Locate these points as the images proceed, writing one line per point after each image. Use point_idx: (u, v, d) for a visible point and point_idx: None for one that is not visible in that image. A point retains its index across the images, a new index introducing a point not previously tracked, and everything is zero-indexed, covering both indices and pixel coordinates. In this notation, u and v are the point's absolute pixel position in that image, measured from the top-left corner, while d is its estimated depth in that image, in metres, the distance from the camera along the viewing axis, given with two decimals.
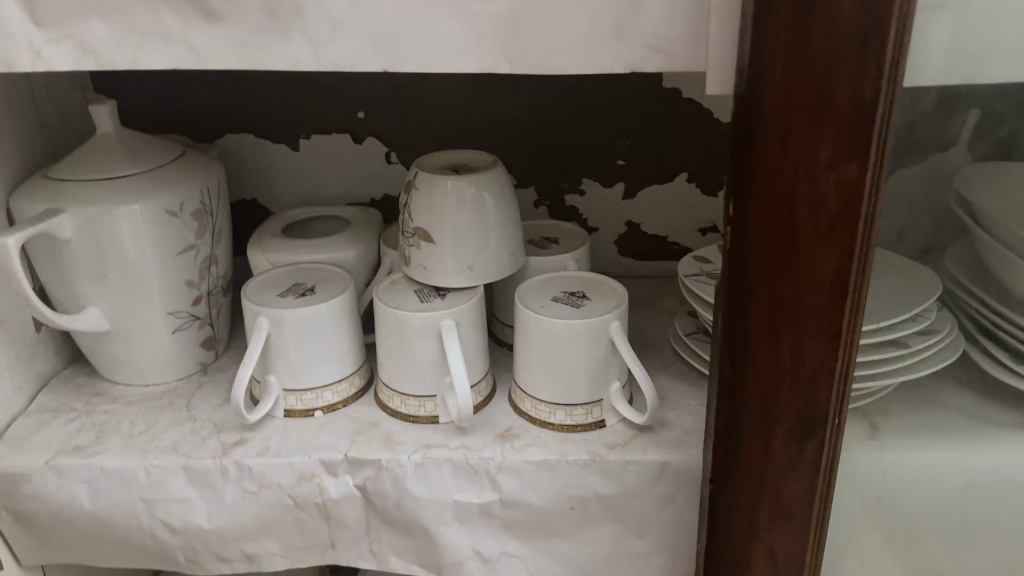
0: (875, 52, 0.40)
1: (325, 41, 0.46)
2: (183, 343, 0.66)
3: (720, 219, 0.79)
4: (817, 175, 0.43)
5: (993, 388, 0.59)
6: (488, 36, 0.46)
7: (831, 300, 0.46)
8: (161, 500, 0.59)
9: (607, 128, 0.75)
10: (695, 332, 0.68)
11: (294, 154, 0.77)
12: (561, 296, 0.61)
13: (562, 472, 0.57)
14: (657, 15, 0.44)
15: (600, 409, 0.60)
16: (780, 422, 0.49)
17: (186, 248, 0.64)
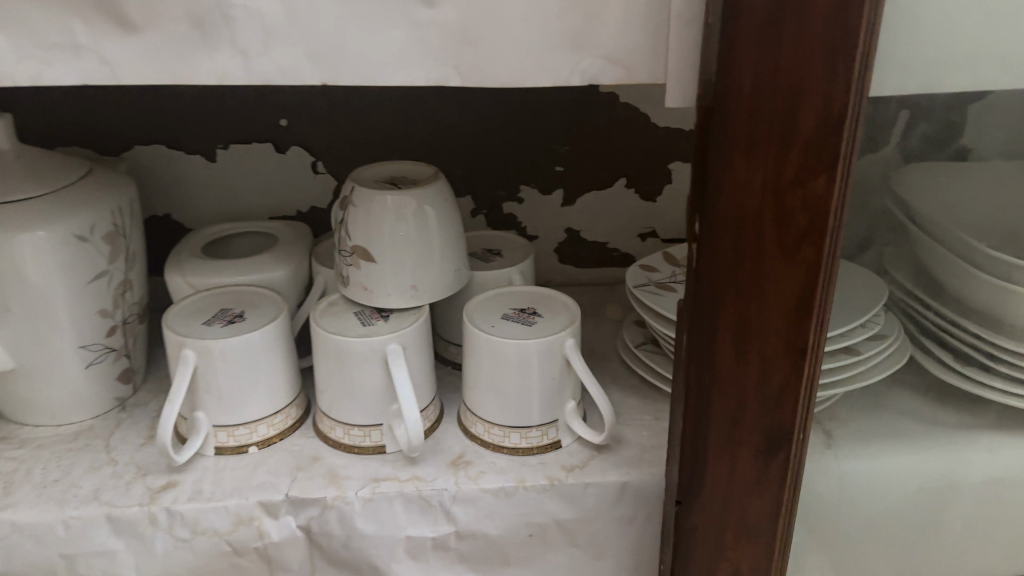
0: (846, 64, 0.38)
1: (257, 53, 0.42)
2: (97, 378, 0.61)
3: (660, 223, 0.78)
4: (785, 191, 0.41)
5: (941, 391, 0.59)
6: (436, 47, 0.43)
7: (798, 316, 0.45)
8: (83, 554, 0.54)
9: (544, 134, 0.73)
10: (644, 343, 0.66)
11: (211, 165, 0.72)
12: (512, 314, 0.58)
13: (519, 500, 0.55)
14: (616, 26, 0.42)
15: (555, 430, 0.57)
16: (746, 440, 0.48)
17: (99, 274, 0.58)
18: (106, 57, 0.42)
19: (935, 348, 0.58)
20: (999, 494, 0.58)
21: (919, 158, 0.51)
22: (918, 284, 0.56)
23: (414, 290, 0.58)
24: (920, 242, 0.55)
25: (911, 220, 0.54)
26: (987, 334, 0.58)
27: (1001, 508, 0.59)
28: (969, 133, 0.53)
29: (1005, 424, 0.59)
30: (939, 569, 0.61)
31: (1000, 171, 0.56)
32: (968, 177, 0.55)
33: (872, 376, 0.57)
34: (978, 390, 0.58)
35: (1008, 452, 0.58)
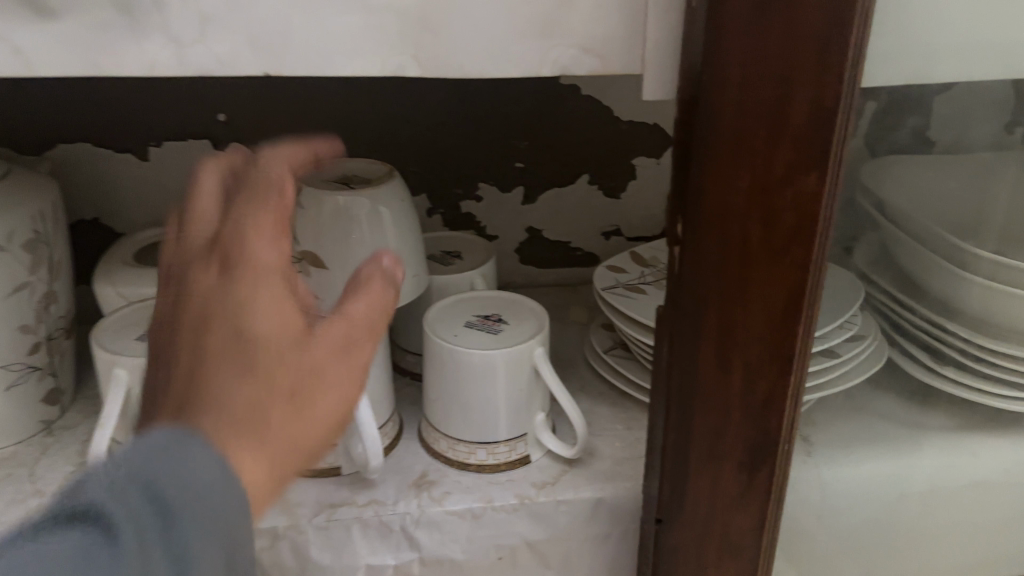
0: (838, 52, 0.35)
1: (191, 41, 0.38)
2: (20, 400, 0.55)
3: (624, 220, 0.75)
4: (773, 190, 0.38)
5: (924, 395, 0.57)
6: (393, 34, 0.39)
7: (785, 323, 0.41)
8: None
9: (502, 129, 0.69)
10: (613, 347, 0.63)
11: (143, 164, 0.67)
12: (475, 321, 0.55)
13: (488, 521, 0.51)
14: (590, 12, 0.39)
15: (524, 444, 0.54)
16: (729, 455, 0.45)
17: (19, 287, 0.53)
18: (17, 46, 0.37)
19: (919, 347, 0.57)
20: (979, 497, 0.57)
21: (904, 151, 0.49)
22: (894, 286, 0.55)
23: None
24: (900, 238, 0.53)
25: (892, 217, 0.52)
26: (970, 334, 0.56)
27: (980, 511, 0.57)
28: (954, 126, 0.50)
29: (985, 425, 0.57)
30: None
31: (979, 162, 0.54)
32: (940, 170, 0.53)
33: (853, 379, 0.55)
34: (962, 392, 0.57)
35: (989, 454, 0.56)
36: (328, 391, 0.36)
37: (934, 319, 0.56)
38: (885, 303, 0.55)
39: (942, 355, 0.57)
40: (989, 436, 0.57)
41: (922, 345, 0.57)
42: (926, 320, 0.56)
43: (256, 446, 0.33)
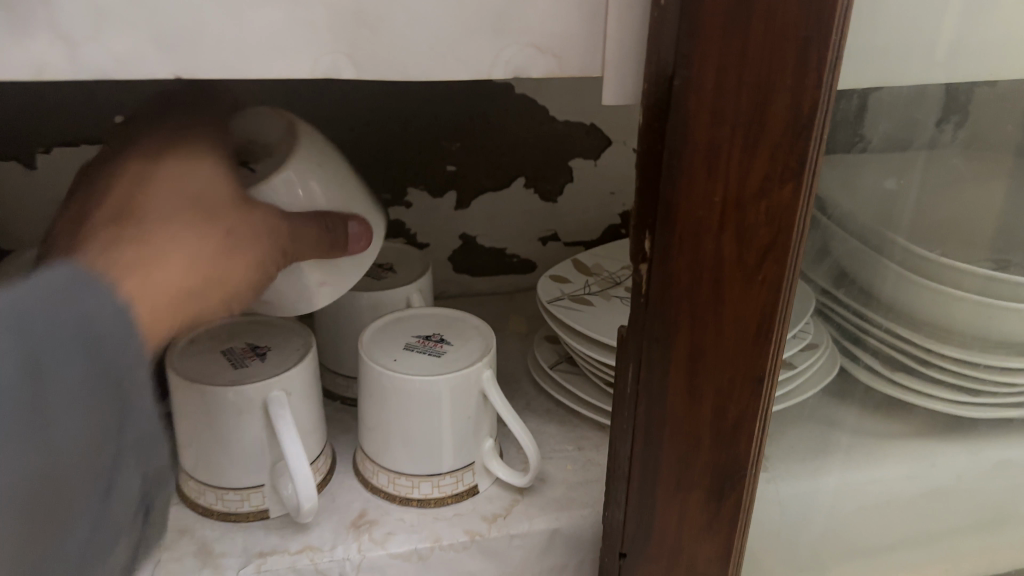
0: (817, 54, 0.32)
1: (84, 38, 0.32)
2: None
3: (561, 225, 0.72)
4: (746, 203, 0.35)
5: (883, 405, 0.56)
6: (325, 31, 0.34)
7: (755, 341, 0.38)
8: None
9: (432, 130, 0.65)
10: (558, 362, 0.60)
11: (30, 172, 0.59)
12: (414, 342, 0.50)
13: (435, 562, 0.47)
14: (546, 8, 0.35)
15: (471, 474, 0.50)
16: (694, 481, 0.42)
17: None
18: None
19: (882, 365, 0.54)
20: (933, 506, 0.56)
21: (876, 159, 0.46)
22: (861, 300, 0.51)
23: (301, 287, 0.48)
24: (866, 258, 0.50)
25: (858, 237, 0.48)
26: (934, 344, 0.54)
27: (934, 520, 0.56)
28: (919, 129, 0.48)
29: (939, 433, 0.56)
30: None
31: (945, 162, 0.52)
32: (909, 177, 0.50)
33: (812, 390, 0.52)
34: (928, 400, 0.55)
35: (944, 462, 0.55)
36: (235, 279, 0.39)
37: (899, 333, 0.53)
38: (853, 319, 0.52)
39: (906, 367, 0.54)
40: (942, 443, 0.56)
41: (883, 358, 0.54)
42: (887, 333, 0.53)
43: (178, 261, 0.37)
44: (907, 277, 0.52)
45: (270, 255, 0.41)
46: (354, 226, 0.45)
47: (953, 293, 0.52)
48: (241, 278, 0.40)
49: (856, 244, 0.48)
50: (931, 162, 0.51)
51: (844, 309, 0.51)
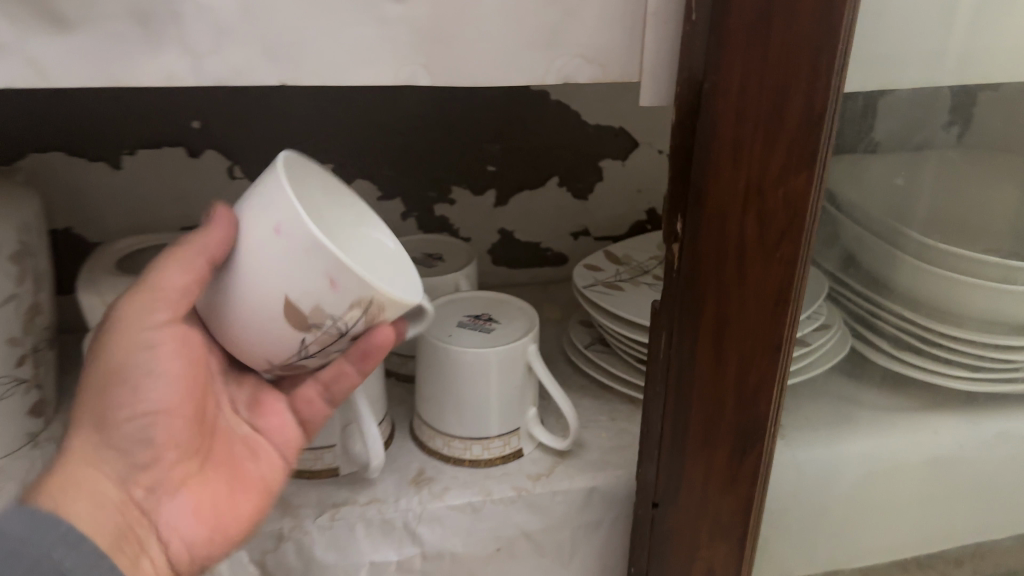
0: (826, 62, 0.37)
1: (207, 52, 0.39)
2: (7, 413, 0.55)
3: (591, 221, 0.78)
4: (766, 189, 0.40)
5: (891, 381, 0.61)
6: (405, 45, 0.40)
7: (774, 313, 0.43)
8: None
9: (475, 133, 0.71)
10: (592, 343, 0.65)
11: (115, 172, 0.66)
12: (466, 321, 0.56)
13: (486, 514, 0.53)
14: (592, 24, 0.41)
15: (517, 438, 0.56)
16: (720, 440, 0.47)
17: (6, 299, 0.52)
18: (32, 57, 0.37)
19: (891, 346, 0.59)
20: (943, 474, 0.60)
21: (883, 154, 0.52)
22: (869, 284, 0.56)
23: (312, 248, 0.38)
24: (874, 246, 0.55)
25: (865, 226, 0.54)
26: (940, 325, 0.58)
27: (943, 486, 0.61)
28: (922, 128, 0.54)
29: (945, 407, 0.61)
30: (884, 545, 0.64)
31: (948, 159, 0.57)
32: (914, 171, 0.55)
33: (833, 359, 0.57)
34: (938, 377, 0.60)
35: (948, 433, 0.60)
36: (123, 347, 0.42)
37: (908, 317, 0.58)
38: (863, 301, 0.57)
39: (916, 348, 0.59)
40: (948, 415, 0.61)
41: (892, 340, 0.59)
42: (895, 315, 0.58)
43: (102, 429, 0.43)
44: (912, 263, 0.57)
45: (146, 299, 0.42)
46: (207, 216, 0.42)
47: (960, 281, 0.56)
48: (126, 337, 0.42)
49: (864, 230, 0.53)
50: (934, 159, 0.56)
51: (854, 292, 0.56)
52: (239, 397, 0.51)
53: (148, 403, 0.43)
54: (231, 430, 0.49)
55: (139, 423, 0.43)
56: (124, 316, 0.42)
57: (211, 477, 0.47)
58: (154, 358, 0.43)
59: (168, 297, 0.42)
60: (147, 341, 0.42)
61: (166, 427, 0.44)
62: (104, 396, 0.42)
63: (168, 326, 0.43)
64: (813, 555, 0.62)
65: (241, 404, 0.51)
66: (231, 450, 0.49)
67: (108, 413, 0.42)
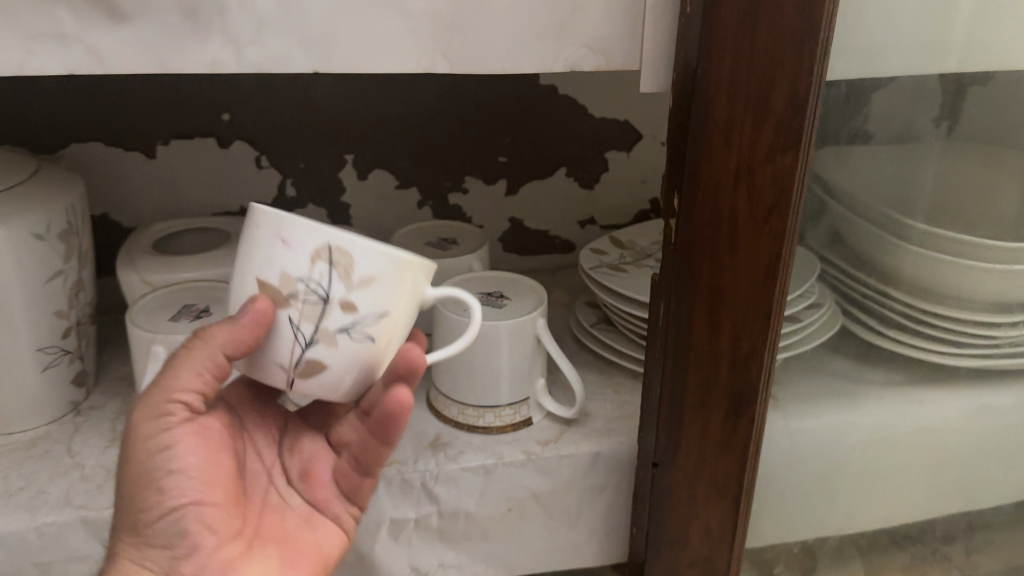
0: (809, 51, 0.41)
1: (248, 42, 0.43)
2: (52, 382, 0.59)
3: (597, 210, 0.82)
4: (755, 168, 0.44)
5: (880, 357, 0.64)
6: (426, 35, 0.44)
7: (763, 284, 0.47)
8: (59, 561, 0.53)
9: (487, 125, 0.75)
10: (597, 322, 0.69)
11: (150, 161, 0.70)
12: (480, 297, 0.60)
13: (499, 476, 0.57)
14: (597, 17, 0.45)
15: (527, 407, 0.60)
16: (715, 403, 0.51)
17: (54, 274, 0.57)
18: (92, 45, 0.42)
19: (877, 322, 0.62)
20: (924, 444, 0.65)
21: (869, 139, 0.55)
22: (856, 264, 0.60)
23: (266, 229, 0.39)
24: (859, 226, 0.58)
25: (852, 207, 0.57)
26: (929, 304, 0.62)
27: (924, 456, 0.65)
28: (913, 113, 0.56)
29: (931, 382, 0.65)
30: (873, 512, 0.68)
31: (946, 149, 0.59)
32: (907, 157, 0.58)
33: (825, 334, 0.61)
34: (922, 352, 0.63)
35: (933, 404, 0.64)
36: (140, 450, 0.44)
37: (891, 293, 0.61)
38: (850, 279, 0.60)
39: (901, 324, 0.62)
40: (933, 389, 0.64)
41: (882, 319, 0.62)
42: (883, 295, 0.61)
43: None
44: (901, 245, 0.60)
45: (156, 408, 0.44)
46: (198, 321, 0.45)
47: (941, 258, 0.60)
48: (145, 442, 0.44)
49: (850, 211, 0.57)
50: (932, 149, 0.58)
51: (841, 270, 0.60)
52: (289, 468, 0.52)
53: (176, 500, 0.43)
54: (281, 504, 0.51)
55: (168, 520, 0.43)
56: (138, 426, 0.44)
57: (258, 554, 0.47)
58: (181, 454, 0.44)
59: (182, 398, 0.44)
60: (163, 442, 0.44)
61: (195, 518, 0.44)
62: (136, 500, 0.43)
63: (182, 425, 0.44)
64: (802, 520, 0.67)
65: (292, 476, 0.52)
66: (277, 525, 0.50)
67: (141, 516, 0.43)
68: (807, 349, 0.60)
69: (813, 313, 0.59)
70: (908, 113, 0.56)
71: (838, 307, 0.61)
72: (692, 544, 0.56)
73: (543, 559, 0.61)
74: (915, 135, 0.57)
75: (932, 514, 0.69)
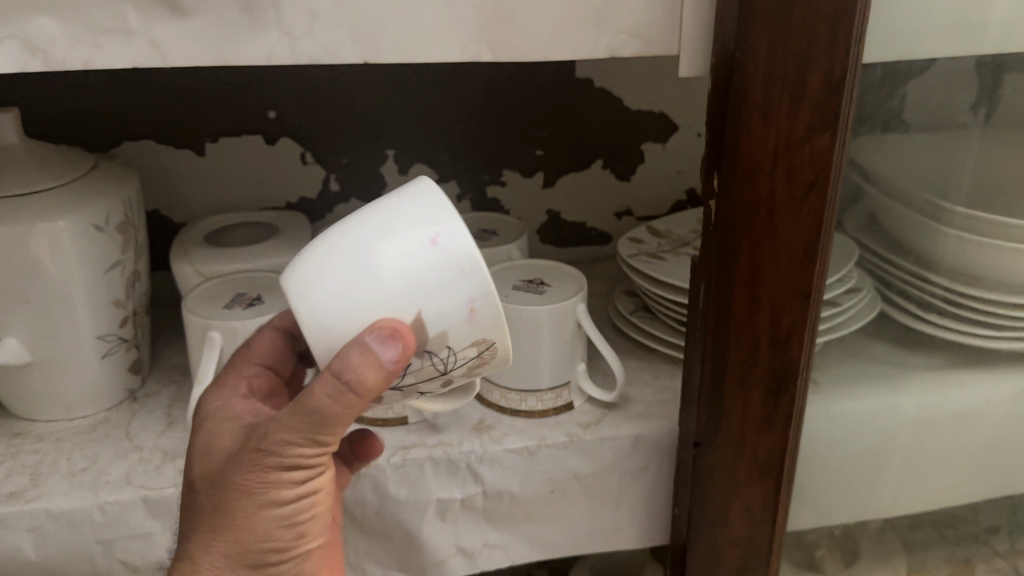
0: (844, 30, 0.42)
1: (302, 34, 0.45)
2: (111, 369, 0.62)
3: (634, 201, 0.83)
4: (793, 147, 0.45)
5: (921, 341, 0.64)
6: (471, 24, 0.46)
7: (802, 263, 0.48)
8: (120, 539, 0.55)
9: (525, 119, 0.76)
10: (636, 310, 0.70)
11: (200, 158, 0.73)
12: (522, 284, 0.62)
13: (542, 458, 0.58)
14: (637, 3, 0.46)
15: (568, 392, 0.61)
16: (756, 381, 0.51)
17: (112, 265, 0.59)
18: (155, 40, 0.44)
19: (915, 307, 0.63)
20: (962, 426, 0.65)
21: (905, 122, 0.55)
22: (890, 248, 0.60)
23: (472, 279, 0.40)
24: (895, 211, 0.59)
25: (888, 191, 0.58)
26: (964, 288, 0.61)
27: (966, 440, 0.65)
28: (948, 95, 0.56)
29: (972, 365, 0.64)
30: (911, 496, 0.68)
31: (986, 135, 0.59)
32: (942, 143, 0.58)
33: (864, 319, 0.61)
34: (961, 338, 0.63)
35: (973, 386, 0.64)
36: (241, 489, 0.42)
37: (929, 279, 0.62)
38: (884, 263, 0.61)
39: (941, 311, 0.63)
40: (974, 373, 0.64)
41: (919, 303, 0.63)
42: (918, 279, 0.62)
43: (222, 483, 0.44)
44: (935, 228, 0.60)
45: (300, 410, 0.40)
46: (392, 337, 0.39)
47: (977, 242, 0.60)
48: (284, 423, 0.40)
49: (885, 195, 0.58)
50: (968, 137, 0.58)
51: (879, 254, 0.60)
52: None
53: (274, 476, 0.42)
54: None
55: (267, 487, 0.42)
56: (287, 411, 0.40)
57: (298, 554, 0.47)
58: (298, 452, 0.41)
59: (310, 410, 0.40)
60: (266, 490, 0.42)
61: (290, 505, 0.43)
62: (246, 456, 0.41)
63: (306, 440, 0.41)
64: (841, 504, 0.67)
65: None
66: None
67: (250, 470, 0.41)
68: (847, 332, 0.61)
69: (853, 298, 0.60)
70: (946, 95, 0.56)
71: (877, 293, 0.62)
72: (733, 524, 0.57)
73: (586, 542, 0.62)
74: (952, 122, 0.57)
75: (974, 499, 0.69)
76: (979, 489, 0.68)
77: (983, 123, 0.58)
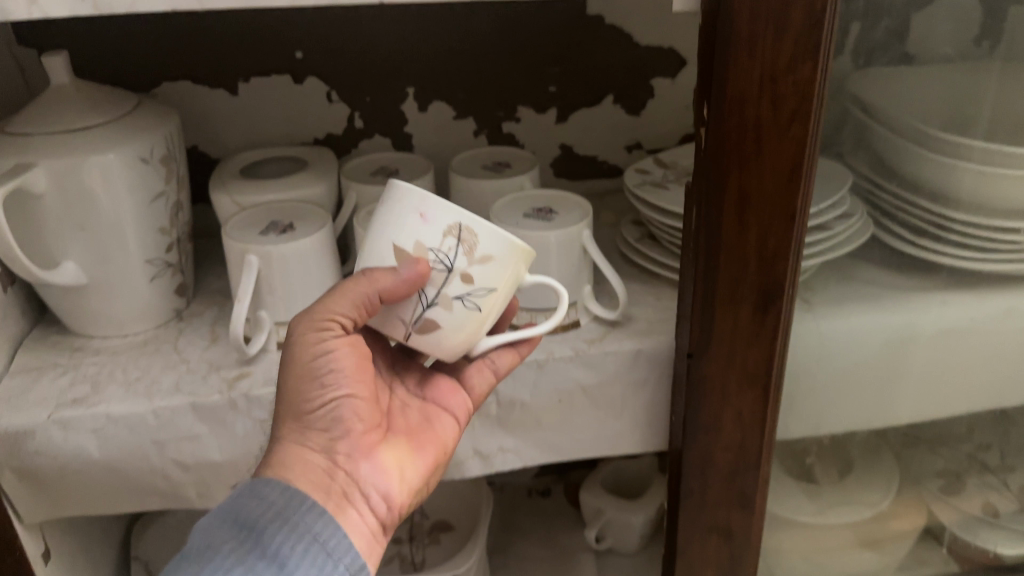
0: None
1: None
2: (159, 291, 0.68)
3: (643, 135, 0.86)
4: (778, 77, 0.49)
5: (909, 263, 0.68)
6: None
7: (787, 187, 0.52)
8: (173, 440, 0.62)
9: (537, 56, 0.80)
10: (641, 237, 0.75)
11: (233, 98, 0.78)
12: (531, 212, 0.66)
13: (549, 369, 0.64)
14: None
15: (575, 310, 0.66)
16: (745, 297, 0.56)
17: (157, 195, 0.65)
18: None
19: (902, 230, 0.66)
20: (948, 344, 0.69)
21: (893, 53, 0.58)
22: (880, 173, 0.63)
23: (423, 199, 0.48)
24: (886, 138, 0.62)
25: (878, 119, 0.61)
26: (947, 212, 0.65)
27: (949, 357, 0.69)
28: (935, 26, 0.59)
29: (956, 285, 0.68)
30: (898, 410, 0.73)
31: (974, 65, 0.61)
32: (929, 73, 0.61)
33: (857, 243, 0.65)
34: (943, 260, 0.67)
35: (957, 305, 0.68)
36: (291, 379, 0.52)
37: (916, 204, 0.65)
38: (877, 189, 0.64)
39: (927, 234, 0.66)
40: (957, 294, 0.68)
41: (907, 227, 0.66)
42: (906, 202, 0.65)
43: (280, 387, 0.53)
44: (924, 155, 0.63)
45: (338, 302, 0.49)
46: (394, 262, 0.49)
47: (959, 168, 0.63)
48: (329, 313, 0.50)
49: (873, 123, 0.61)
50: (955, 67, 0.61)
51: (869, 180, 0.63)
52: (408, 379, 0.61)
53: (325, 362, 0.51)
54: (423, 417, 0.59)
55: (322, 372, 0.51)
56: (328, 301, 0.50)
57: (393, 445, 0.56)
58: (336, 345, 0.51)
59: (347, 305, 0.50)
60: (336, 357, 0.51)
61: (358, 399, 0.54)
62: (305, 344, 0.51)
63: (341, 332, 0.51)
64: (833, 417, 0.72)
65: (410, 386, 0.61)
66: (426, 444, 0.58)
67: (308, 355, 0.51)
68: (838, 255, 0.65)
69: (845, 223, 0.64)
70: (932, 26, 0.59)
71: (870, 219, 0.65)
72: (725, 427, 0.62)
73: (592, 448, 0.68)
74: (937, 53, 0.60)
75: (957, 413, 0.73)
76: (961, 403, 0.72)
77: (970, 53, 0.61)
